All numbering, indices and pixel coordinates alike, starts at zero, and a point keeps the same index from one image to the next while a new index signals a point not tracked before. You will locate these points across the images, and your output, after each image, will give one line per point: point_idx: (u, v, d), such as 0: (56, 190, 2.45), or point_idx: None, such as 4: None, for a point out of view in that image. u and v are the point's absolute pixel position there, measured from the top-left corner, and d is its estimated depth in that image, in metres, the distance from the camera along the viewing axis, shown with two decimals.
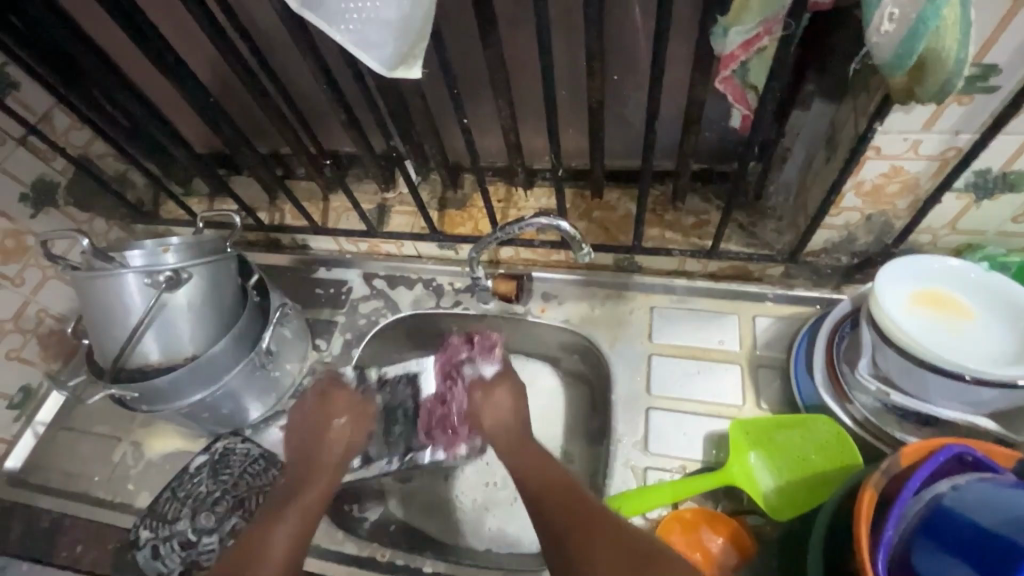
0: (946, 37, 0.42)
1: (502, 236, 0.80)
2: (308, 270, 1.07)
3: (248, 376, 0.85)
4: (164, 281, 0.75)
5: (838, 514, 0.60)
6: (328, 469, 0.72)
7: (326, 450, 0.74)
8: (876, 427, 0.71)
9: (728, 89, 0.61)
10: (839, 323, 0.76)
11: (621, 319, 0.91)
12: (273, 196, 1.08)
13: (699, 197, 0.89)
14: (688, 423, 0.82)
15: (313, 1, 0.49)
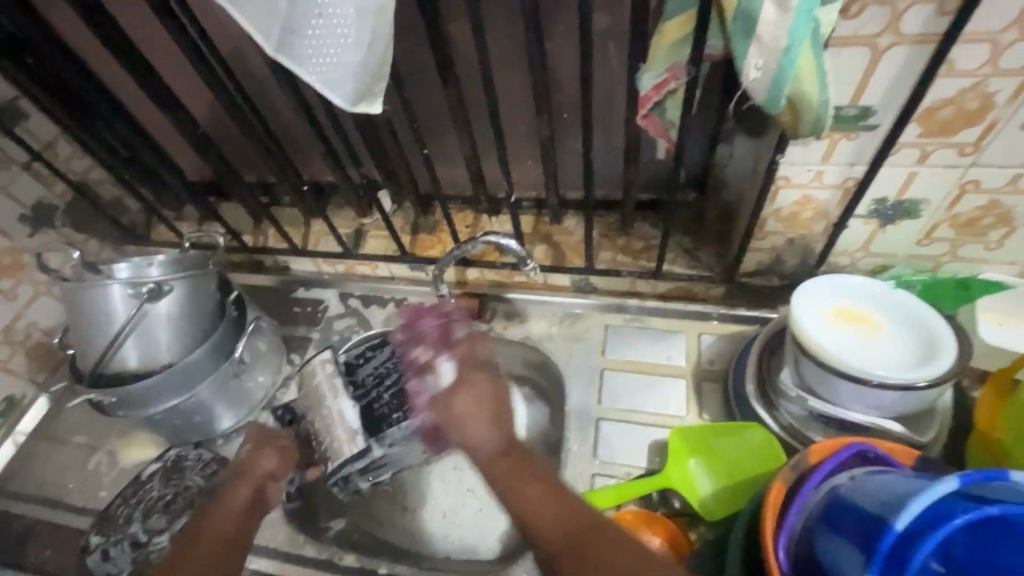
0: (807, 83, 0.51)
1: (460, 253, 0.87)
2: (288, 290, 1.14)
3: (222, 385, 0.90)
4: (147, 292, 0.81)
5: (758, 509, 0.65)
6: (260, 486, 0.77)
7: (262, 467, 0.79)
8: (801, 433, 0.76)
9: (649, 126, 0.67)
10: (770, 338, 0.83)
11: (577, 335, 0.98)
12: (258, 221, 1.16)
13: (646, 223, 0.98)
14: (634, 432, 0.87)
15: (287, 47, 0.56)
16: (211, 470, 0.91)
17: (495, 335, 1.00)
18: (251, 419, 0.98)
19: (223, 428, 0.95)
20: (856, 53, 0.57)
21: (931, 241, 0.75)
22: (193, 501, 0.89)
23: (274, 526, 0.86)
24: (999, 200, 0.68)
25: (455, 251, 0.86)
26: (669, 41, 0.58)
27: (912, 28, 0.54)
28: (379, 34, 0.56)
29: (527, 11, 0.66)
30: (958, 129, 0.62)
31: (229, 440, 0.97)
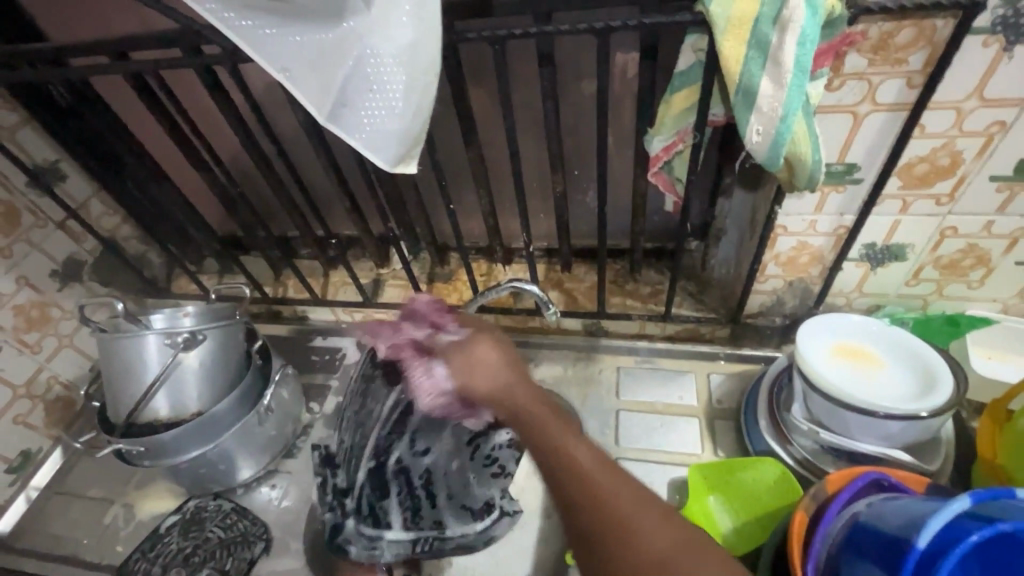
0: (800, 144, 0.59)
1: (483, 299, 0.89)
2: (306, 339, 1.17)
3: (247, 434, 0.92)
4: (181, 341, 0.85)
5: (781, 543, 0.68)
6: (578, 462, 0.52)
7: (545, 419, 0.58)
8: (815, 467, 0.80)
9: (659, 181, 0.74)
10: (777, 376, 0.88)
11: (591, 377, 1.02)
12: (279, 272, 1.20)
13: (652, 269, 1.04)
14: (653, 471, 0.89)
15: (337, 114, 0.63)
16: (231, 521, 0.92)
17: None
18: (271, 469, 0.98)
19: (242, 479, 0.95)
20: (839, 118, 0.65)
21: (919, 281, 0.82)
22: (214, 554, 0.88)
23: None
24: (977, 243, 0.76)
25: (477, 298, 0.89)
26: (677, 108, 0.66)
27: (886, 98, 0.63)
28: (422, 105, 0.63)
29: (548, 83, 0.74)
30: (933, 182, 0.70)
31: (249, 489, 0.96)
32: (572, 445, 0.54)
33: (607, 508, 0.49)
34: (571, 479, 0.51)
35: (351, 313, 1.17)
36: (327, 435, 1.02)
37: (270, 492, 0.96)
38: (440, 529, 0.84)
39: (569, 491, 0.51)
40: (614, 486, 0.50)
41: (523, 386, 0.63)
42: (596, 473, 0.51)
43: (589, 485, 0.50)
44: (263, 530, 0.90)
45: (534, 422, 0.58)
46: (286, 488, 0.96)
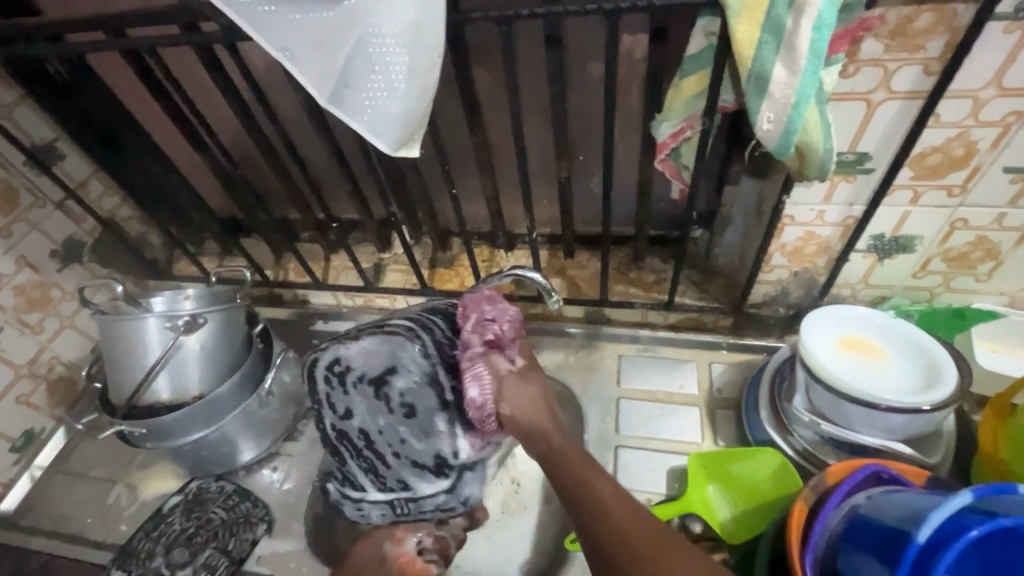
0: (812, 133, 0.57)
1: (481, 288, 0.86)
2: (307, 323, 1.17)
3: (249, 417, 0.92)
4: (182, 324, 0.84)
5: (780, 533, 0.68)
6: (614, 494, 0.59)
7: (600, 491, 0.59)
8: (816, 458, 0.80)
9: (665, 167, 0.73)
10: (780, 366, 0.87)
11: (592, 365, 1.02)
12: (280, 255, 1.20)
13: (656, 257, 1.03)
14: (653, 459, 0.90)
15: (339, 96, 0.62)
16: (233, 502, 0.92)
17: None
18: (273, 451, 0.98)
19: (244, 460, 0.95)
20: (853, 106, 0.64)
21: (927, 273, 0.81)
22: (216, 534, 0.89)
23: (298, 558, 0.86)
24: (987, 236, 0.74)
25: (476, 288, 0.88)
26: (687, 94, 0.65)
27: (902, 85, 0.61)
28: (426, 88, 0.61)
29: (555, 65, 0.73)
30: (946, 174, 0.69)
31: (251, 472, 0.97)
32: (604, 498, 0.58)
33: (630, 533, 0.54)
34: (607, 523, 0.56)
35: (352, 298, 1.16)
36: (328, 418, 1.02)
37: (272, 474, 0.96)
38: (410, 492, 0.77)
39: (602, 526, 0.56)
40: (642, 517, 0.56)
41: (559, 429, 0.69)
42: (616, 506, 0.57)
43: (611, 516, 0.56)
44: (265, 511, 0.91)
45: (569, 466, 0.63)
46: (288, 470, 0.97)
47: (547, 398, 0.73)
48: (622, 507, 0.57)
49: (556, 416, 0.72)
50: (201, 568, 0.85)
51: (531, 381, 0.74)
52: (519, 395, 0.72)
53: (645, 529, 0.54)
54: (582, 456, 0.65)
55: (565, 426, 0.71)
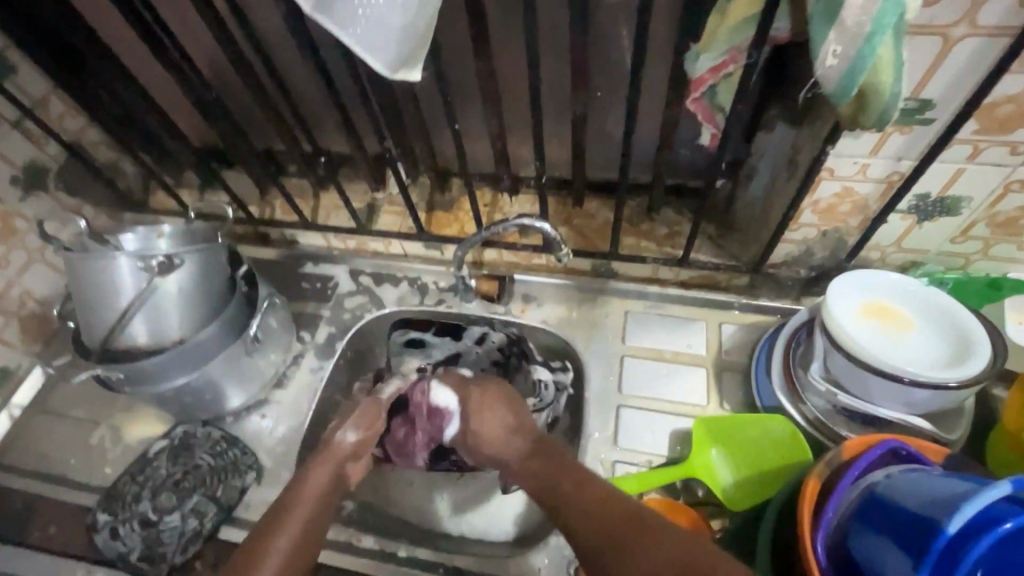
0: (882, 72, 0.49)
1: (487, 235, 0.84)
2: (296, 265, 1.10)
3: (233, 363, 0.87)
4: (157, 265, 0.77)
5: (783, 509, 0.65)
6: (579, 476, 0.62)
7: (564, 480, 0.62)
8: (827, 427, 0.76)
9: (697, 109, 0.66)
10: (796, 330, 0.83)
11: (596, 321, 0.97)
12: (265, 191, 1.11)
13: (671, 209, 0.96)
14: (656, 421, 0.86)
15: (326, 4, 0.52)
16: (220, 448, 0.89)
17: (512, 318, 0.99)
18: (261, 397, 0.95)
19: (231, 406, 0.92)
20: (926, 42, 0.55)
21: (967, 238, 0.75)
22: (204, 480, 0.86)
23: None
24: None
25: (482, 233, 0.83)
26: (735, 19, 0.55)
27: (988, 18, 0.52)
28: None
29: None
30: (1014, 128, 0.61)
31: (239, 418, 0.93)
32: (562, 477, 0.63)
33: (590, 511, 0.57)
34: (569, 507, 0.59)
35: (343, 240, 1.09)
36: (319, 366, 0.98)
37: (261, 421, 0.93)
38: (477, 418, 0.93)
39: (563, 507, 0.60)
40: (599, 493, 0.59)
41: (525, 439, 0.71)
42: (566, 483, 0.62)
43: (565, 494, 0.61)
44: (254, 459, 0.88)
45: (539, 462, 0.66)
46: (278, 418, 0.93)
47: (516, 412, 0.75)
48: (568, 474, 0.63)
49: (529, 425, 0.73)
50: (190, 513, 0.83)
51: (495, 394, 0.76)
52: (487, 417, 0.74)
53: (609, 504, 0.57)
54: (537, 447, 0.69)
55: (530, 423, 0.74)
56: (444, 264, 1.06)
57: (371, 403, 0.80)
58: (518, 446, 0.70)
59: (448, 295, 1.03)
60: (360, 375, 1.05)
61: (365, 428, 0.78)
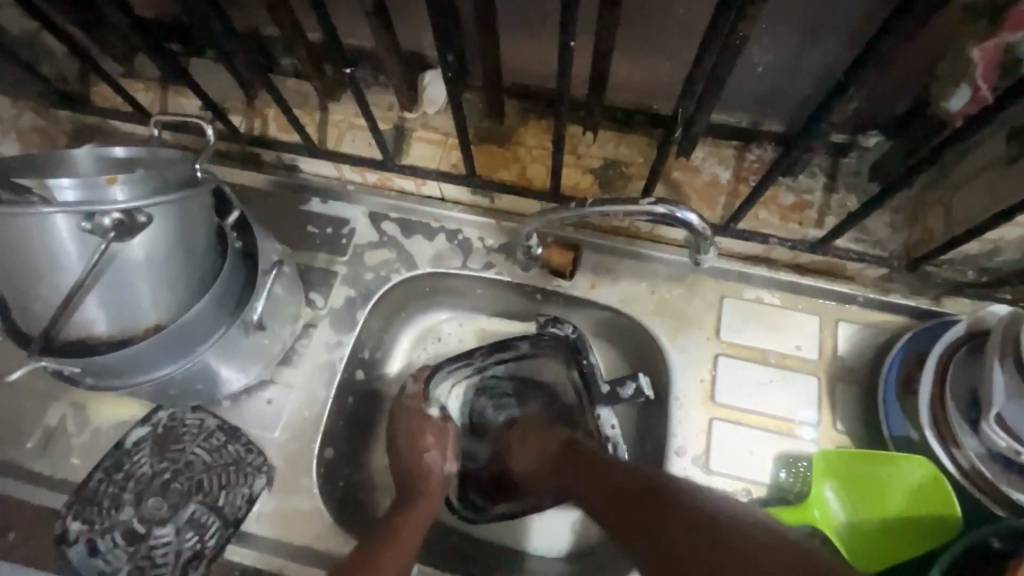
0: None
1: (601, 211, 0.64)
2: (297, 200, 0.85)
3: (232, 346, 0.67)
4: (112, 227, 0.53)
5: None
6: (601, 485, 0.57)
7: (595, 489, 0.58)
8: (986, 482, 0.62)
9: (986, 57, 0.53)
10: (952, 347, 0.66)
11: (687, 308, 0.77)
12: (252, 94, 0.82)
13: (803, 171, 0.73)
14: (754, 441, 0.71)
15: None
16: (218, 443, 0.72)
17: (580, 295, 0.79)
18: (265, 378, 0.75)
19: (230, 390, 0.72)
20: None
21: None
22: (200, 484, 0.70)
23: (312, 522, 0.69)
24: None
25: (588, 210, 0.64)
26: None
27: None
28: None
29: None
30: None
31: (238, 402, 0.74)
32: (595, 475, 0.60)
33: (640, 507, 0.51)
34: (610, 508, 0.54)
35: (360, 172, 0.83)
36: (336, 341, 0.78)
37: (266, 408, 0.74)
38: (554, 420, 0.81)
39: (607, 508, 0.54)
40: (642, 486, 0.54)
41: (557, 444, 0.69)
42: (599, 486, 0.58)
43: (598, 495, 0.57)
44: (262, 460, 0.71)
45: (565, 461, 0.65)
46: (286, 407, 0.74)
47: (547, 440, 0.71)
48: (598, 469, 0.60)
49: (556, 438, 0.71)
50: (186, 527, 0.68)
51: (537, 435, 0.72)
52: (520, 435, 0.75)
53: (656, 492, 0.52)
54: (567, 455, 0.66)
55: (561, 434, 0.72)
56: (494, 216, 0.82)
57: (432, 426, 0.75)
58: (549, 451, 0.69)
59: (499, 257, 0.81)
60: (383, 347, 0.85)
61: (446, 456, 0.74)
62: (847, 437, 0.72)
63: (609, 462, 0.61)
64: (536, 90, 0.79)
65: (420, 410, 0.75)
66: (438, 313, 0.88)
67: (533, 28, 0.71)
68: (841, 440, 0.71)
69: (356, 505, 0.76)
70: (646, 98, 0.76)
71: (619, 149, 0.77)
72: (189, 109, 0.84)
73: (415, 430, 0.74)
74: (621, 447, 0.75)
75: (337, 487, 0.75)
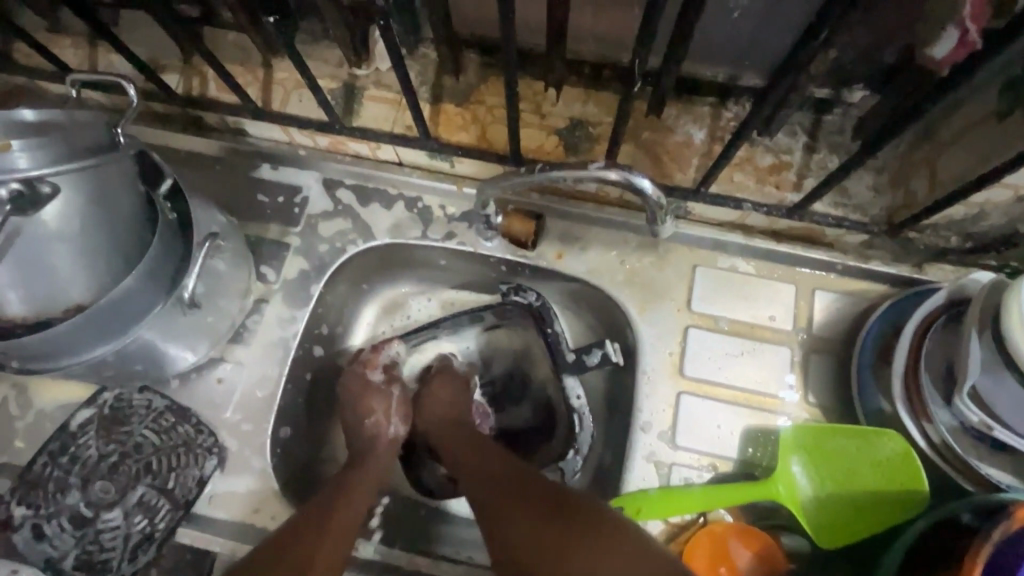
0: None
1: (554, 176, 0.60)
2: (244, 165, 0.79)
3: (171, 324, 0.63)
4: (10, 198, 0.49)
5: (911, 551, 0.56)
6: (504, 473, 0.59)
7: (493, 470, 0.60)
8: (960, 459, 0.60)
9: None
10: (930, 318, 0.63)
11: (658, 278, 0.73)
12: (187, 50, 0.75)
13: (781, 130, 0.68)
14: (723, 414, 0.69)
15: None
16: (167, 424, 0.69)
17: (545, 266, 0.75)
18: (214, 356, 0.72)
19: (177, 369, 0.69)
20: None
21: None
22: (149, 466, 0.68)
23: (269, 504, 0.67)
24: None
25: (541, 174, 0.60)
26: None
27: None
28: None
29: None
30: None
31: (187, 381, 0.71)
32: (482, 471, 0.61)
33: (524, 513, 0.54)
34: (488, 506, 0.57)
35: (310, 135, 0.77)
36: (290, 316, 0.74)
37: (216, 387, 0.71)
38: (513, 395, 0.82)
39: (484, 501, 0.57)
40: (534, 491, 0.56)
41: (454, 422, 0.70)
42: (483, 475, 0.60)
43: (484, 488, 0.59)
44: (213, 441, 0.69)
45: (458, 453, 0.65)
46: (237, 386, 0.71)
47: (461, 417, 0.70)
48: (489, 469, 0.61)
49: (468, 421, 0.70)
50: (135, 510, 0.66)
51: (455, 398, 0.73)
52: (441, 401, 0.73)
53: (540, 499, 0.55)
54: (462, 436, 0.67)
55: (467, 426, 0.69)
56: (456, 181, 0.77)
57: (375, 392, 0.72)
58: (459, 432, 0.68)
59: (461, 226, 0.77)
60: (344, 321, 0.81)
61: (392, 420, 0.71)
62: (820, 410, 0.69)
63: (498, 453, 0.63)
64: (494, 43, 0.72)
65: (364, 377, 0.73)
66: (401, 285, 0.84)
67: None
68: (815, 412, 0.69)
69: (317, 482, 0.75)
70: (612, 50, 0.69)
71: (585, 107, 0.71)
72: (122, 67, 0.77)
73: (362, 398, 0.71)
74: (587, 417, 0.73)
75: (296, 467, 0.73)
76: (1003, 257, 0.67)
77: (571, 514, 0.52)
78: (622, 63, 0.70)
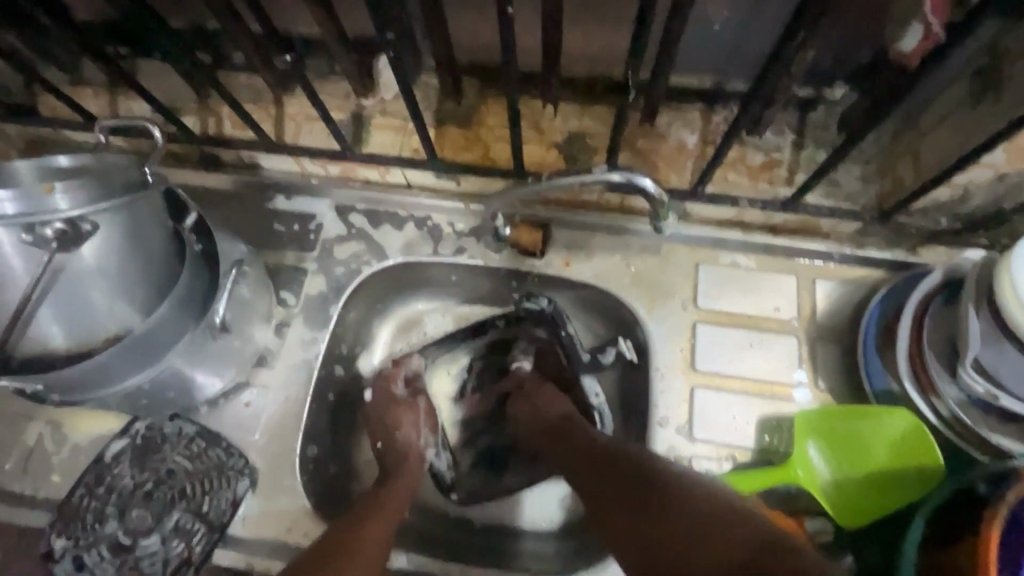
0: None
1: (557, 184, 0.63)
2: (261, 196, 0.83)
3: (200, 351, 0.66)
4: (54, 238, 0.52)
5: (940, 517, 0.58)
6: (577, 434, 0.65)
7: (565, 440, 0.66)
8: (971, 432, 0.62)
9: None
10: (929, 296, 0.65)
11: (663, 278, 0.76)
12: (203, 92, 0.80)
13: (769, 130, 0.72)
14: (737, 405, 0.71)
15: None
16: (198, 449, 0.71)
17: (554, 273, 0.78)
18: (242, 381, 0.74)
19: (207, 396, 0.71)
20: None
21: None
22: (183, 491, 0.70)
23: (303, 523, 0.69)
24: None
25: (547, 183, 0.63)
26: None
27: None
28: None
29: None
30: None
31: (216, 407, 0.73)
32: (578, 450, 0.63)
33: (596, 470, 0.59)
34: (590, 478, 0.60)
35: (322, 165, 0.81)
36: (312, 337, 0.76)
37: (244, 411, 0.73)
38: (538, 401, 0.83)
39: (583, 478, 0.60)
40: (607, 452, 0.60)
41: (546, 416, 0.71)
42: (576, 457, 0.63)
43: (586, 471, 0.60)
44: (244, 463, 0.71)
45: (545, 426, 0.70)
46: (264, 409, 0.73)
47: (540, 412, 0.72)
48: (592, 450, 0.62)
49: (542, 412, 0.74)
50: (171, 535, 0.68)
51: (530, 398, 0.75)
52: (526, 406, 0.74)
53: (620, 470, 0.58)
54: (547, 423, 0.70)
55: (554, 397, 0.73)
56: (463, 199, 0.81)
57: (403, 406, 0.74)
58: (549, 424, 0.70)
59: (470, 241, 0.80)
60: (362, 341, 0.84)
61: (421, 431, 0.74)
62: (830, 395, 0.71)
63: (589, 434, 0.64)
64: (492, 67, 0.77)
65: (389, 392, 0.75)
66: (415, 302, 0.87)
67: (479, 2, 0.69)
68: (825, 397, 0.71)
69: (346, 497, 0.76)
70: (603, 67, 0.73)
71: (582, 120, 0.75)
72: (141, 113, 0.81)
73: (388, 411, 0.74)
74: (607, 415, 0.75)
75: (324, 484, 0.75)
76: (993, 236, 0.70)
77: (644, 487, 0.55)
78: (614, 78, 0.74)
